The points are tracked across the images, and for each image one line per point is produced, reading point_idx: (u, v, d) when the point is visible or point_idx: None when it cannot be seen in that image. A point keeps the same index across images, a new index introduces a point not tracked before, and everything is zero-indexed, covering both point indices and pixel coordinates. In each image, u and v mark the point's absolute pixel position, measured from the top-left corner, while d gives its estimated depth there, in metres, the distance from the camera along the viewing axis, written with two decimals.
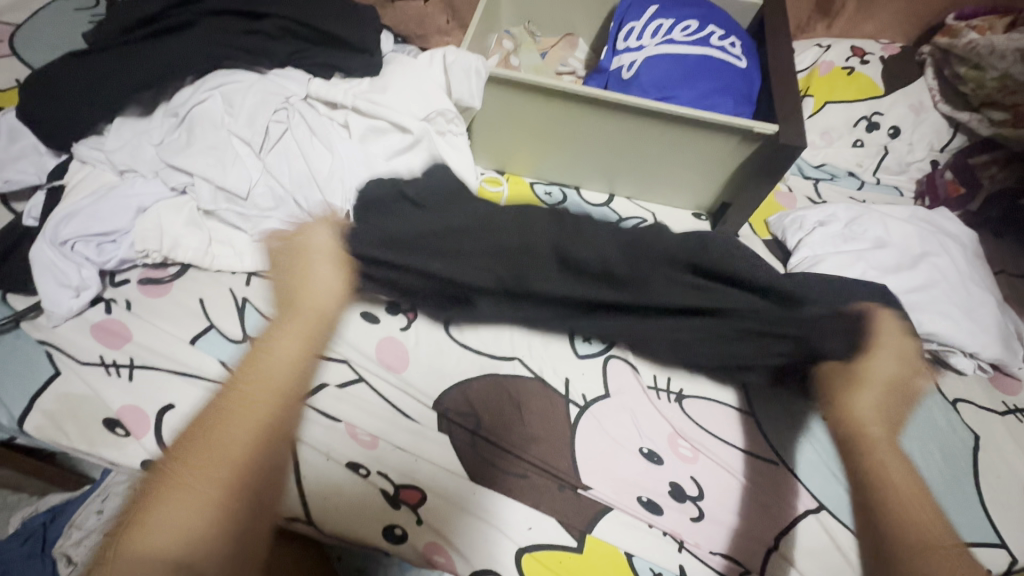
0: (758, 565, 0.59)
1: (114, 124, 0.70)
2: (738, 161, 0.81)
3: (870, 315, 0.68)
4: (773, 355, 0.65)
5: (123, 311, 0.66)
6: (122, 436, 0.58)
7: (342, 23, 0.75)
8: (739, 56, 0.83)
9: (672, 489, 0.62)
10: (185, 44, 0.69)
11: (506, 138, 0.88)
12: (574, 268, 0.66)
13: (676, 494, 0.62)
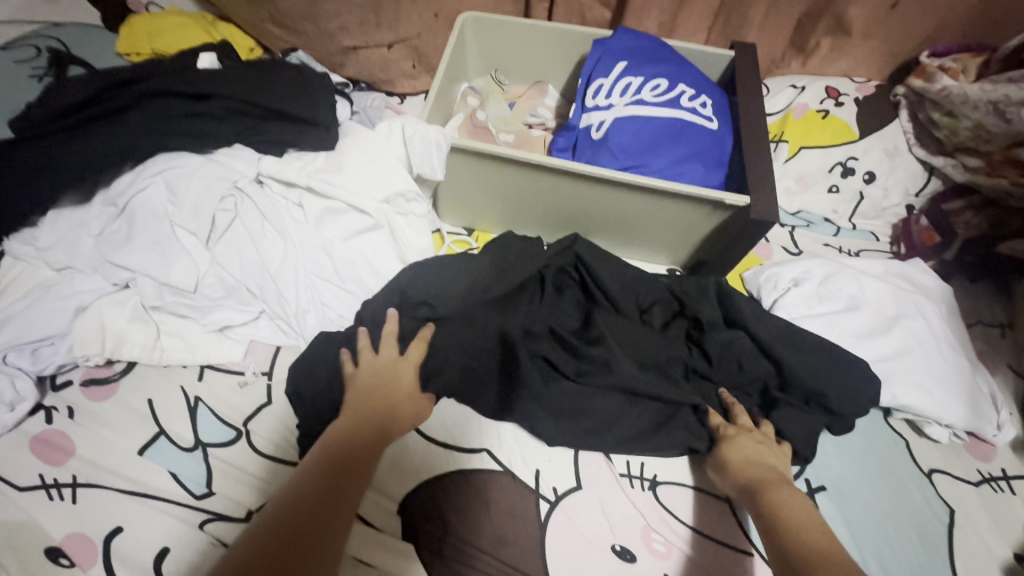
0: None
1: (49, 217, 0.66)
2: (710, 226, 0.79)
3: (837, 385, 0.69)
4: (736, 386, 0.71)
5: (65, 421, 0.62)
6: (67, 566, 0.55)
7: (293, 98, 0.71)
8: (710, 117, 0.80)
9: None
10: (124, 133, 0.65)
11: (474, 200, 0.85)
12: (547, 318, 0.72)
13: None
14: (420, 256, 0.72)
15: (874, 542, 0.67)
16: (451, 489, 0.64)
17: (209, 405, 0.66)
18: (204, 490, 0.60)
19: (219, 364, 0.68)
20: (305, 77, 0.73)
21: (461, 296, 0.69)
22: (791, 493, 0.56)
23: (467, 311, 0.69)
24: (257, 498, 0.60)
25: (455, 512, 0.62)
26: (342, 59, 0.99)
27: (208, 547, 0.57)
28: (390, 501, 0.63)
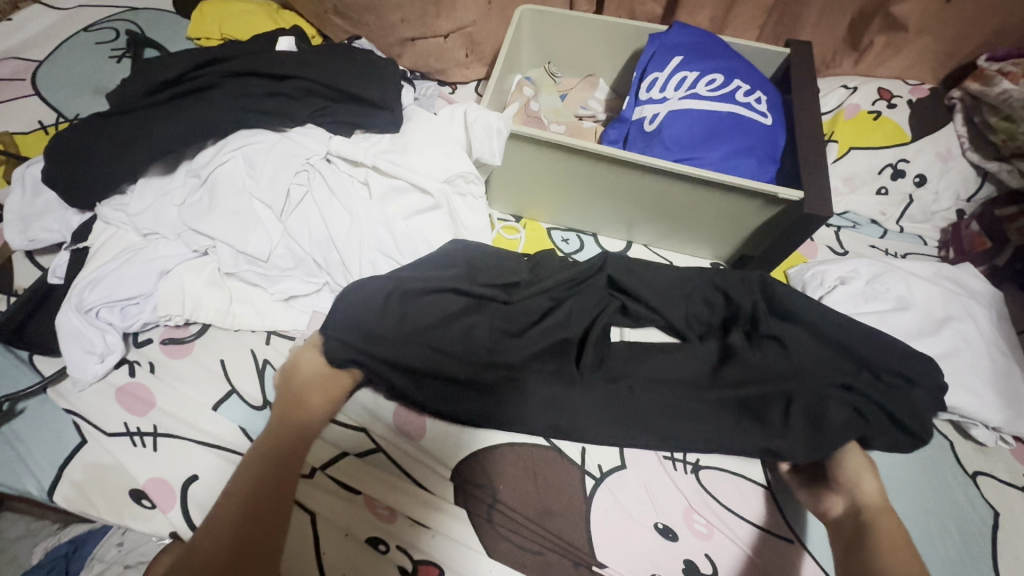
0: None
1: (138, 185, 0.70)
2: (759, 221, 0.81)
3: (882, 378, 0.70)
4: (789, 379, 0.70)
5: (146, 375, 0.67)
6: (149, 507, 0.60)
7: (362, 81, 0.74)
8: (764, 113, 0.81)
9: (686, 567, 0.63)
10: (209, 108, 0.69)
11: (527, 188, 0.88)
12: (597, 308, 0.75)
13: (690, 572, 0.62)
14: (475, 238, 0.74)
15: (915, 537, 0.67)
16: (503, 461, 0.66)
17: (276, 368, 0.70)
18: None
19: (286, 330, 0.72)
20: (373, 62, 0.77)
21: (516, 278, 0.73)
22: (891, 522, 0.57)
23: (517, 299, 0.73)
24: (323, 458, 0.65)
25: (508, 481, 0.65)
26: (400, 49, 1.03)
27: None
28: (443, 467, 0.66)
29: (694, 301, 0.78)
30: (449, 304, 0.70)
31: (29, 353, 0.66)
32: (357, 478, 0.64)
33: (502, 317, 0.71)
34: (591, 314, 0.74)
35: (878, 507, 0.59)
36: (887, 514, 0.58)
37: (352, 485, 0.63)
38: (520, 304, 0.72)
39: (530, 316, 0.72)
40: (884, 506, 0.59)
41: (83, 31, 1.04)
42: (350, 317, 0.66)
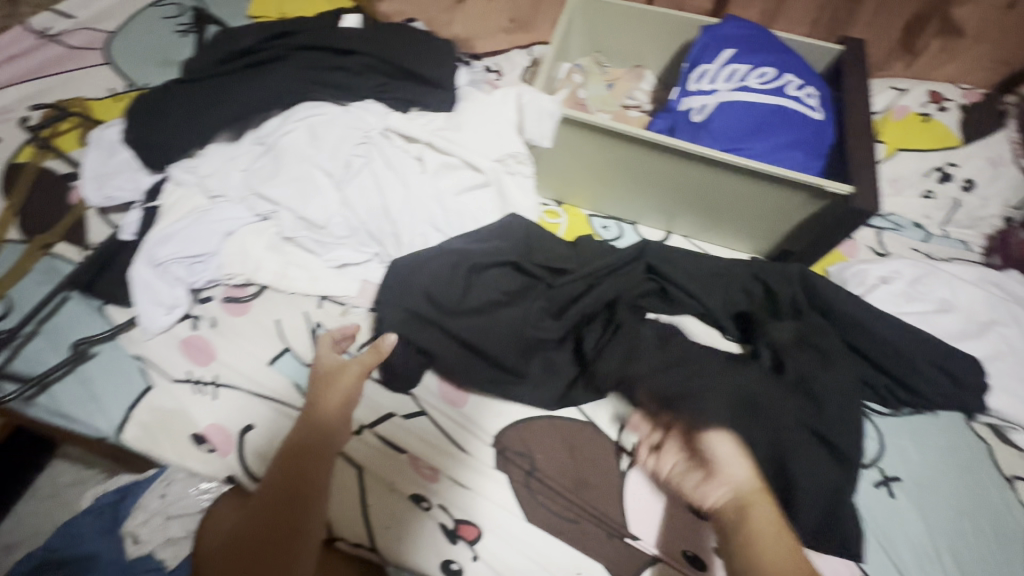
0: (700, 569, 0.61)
1: (207, 149, 0.73)
2: (803, 215, 0.81)
3: (915, 368, 0.73)
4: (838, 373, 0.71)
5: (208, 330, 0.70)
6: (208, 451, 0.64)
7: (422, 60, 0.77)
8: (814, 107, 0.81)
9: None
10: (279, 78, 0.73)
11: (571, 171, 0.90)
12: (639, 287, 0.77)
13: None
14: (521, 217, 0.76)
15: (948, 534, 0.67)
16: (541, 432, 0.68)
17: (328, 330, 0.73)
18: None
19: (336, 296, 0.75)
20: (432, 42, 0.79)
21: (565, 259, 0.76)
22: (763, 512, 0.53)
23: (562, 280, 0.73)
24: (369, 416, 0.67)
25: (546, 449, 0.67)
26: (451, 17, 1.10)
27: None
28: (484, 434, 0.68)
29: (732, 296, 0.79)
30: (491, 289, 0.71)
31: (101, 302, 0.70)
32: (402, 439, 0.66)
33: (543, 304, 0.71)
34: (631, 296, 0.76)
35: (756, 492, 0.55)
36: (763, 502, 0.54)
37: (397, 444, 0.66)
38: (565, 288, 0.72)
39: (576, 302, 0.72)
40: (759, 491, 0.55)
41: (150, 6, 1.09)
42: (409, 284, 0.70)
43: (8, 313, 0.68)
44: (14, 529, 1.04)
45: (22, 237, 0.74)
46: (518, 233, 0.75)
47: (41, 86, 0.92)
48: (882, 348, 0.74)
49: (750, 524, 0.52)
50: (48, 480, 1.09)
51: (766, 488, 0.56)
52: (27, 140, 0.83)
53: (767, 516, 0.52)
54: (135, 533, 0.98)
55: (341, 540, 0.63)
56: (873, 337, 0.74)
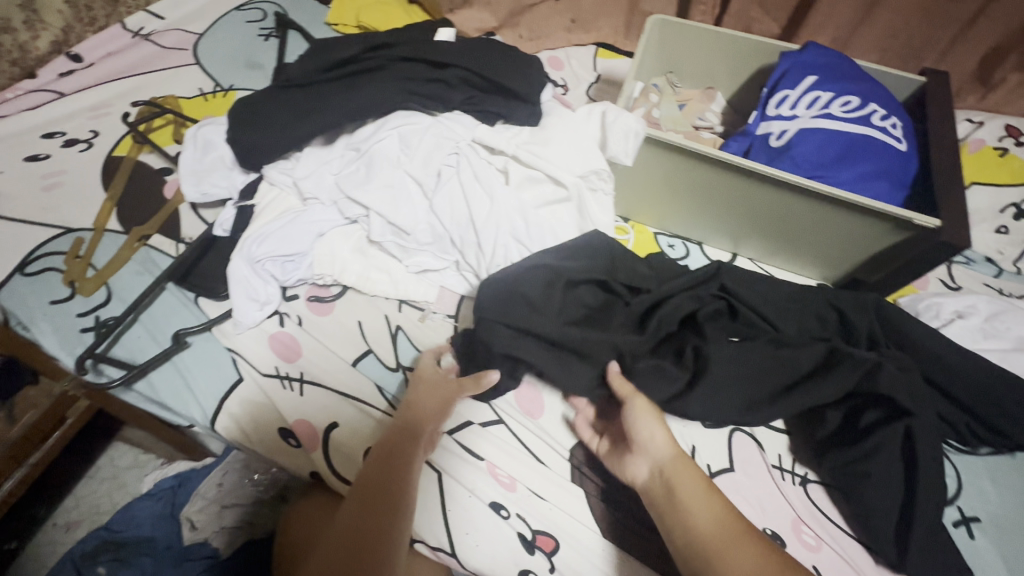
0: None
1: (303, 153, 0.77)
2: (884, 244, 0.80)
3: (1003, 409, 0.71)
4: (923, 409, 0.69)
5: (295, 327, 0.72)
6: (296, 446, 0.67)
7: (512, 74, 0.78)
8: (899, 138, 0.81)
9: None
10: (377, 86, 0.74)
11: (644, 189, 0.91)
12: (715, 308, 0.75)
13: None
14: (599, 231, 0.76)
15: None
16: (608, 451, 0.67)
17: (408, 334, 0.74)
18: None
19: (416, 301, 0.76)
20: (521, 58, 0.81)
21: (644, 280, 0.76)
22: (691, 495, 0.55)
23: (638, 299, 0.73)
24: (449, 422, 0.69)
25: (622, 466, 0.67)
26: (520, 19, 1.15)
27: None
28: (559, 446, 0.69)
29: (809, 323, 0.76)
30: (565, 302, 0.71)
31: (194, 294, 0.72)
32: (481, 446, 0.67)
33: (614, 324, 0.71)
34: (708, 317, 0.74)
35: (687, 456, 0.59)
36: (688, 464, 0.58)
37: (476, 451, 0.67)
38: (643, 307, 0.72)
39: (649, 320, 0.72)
40: (681, 465, 0.58)
41: (234, 10, 1.12)
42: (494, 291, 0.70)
43: (108, 300, 0.71)
44: (76, 507, 1.08)
45: (120, 227, 0.77)
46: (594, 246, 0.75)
47: (137, 83, 0.96)
48: (968, 385, 0.72)
49: (679, 489, 0.56)
50: (107, 462, 1.12)
51: (688, 460, 0.59)
52: (126, 134, 0.87)
53: (693, 483, 0.56)
54: (192, 520, 0.99)
55: (420, 543, 0.64)
56: (959, 372, 0.73)
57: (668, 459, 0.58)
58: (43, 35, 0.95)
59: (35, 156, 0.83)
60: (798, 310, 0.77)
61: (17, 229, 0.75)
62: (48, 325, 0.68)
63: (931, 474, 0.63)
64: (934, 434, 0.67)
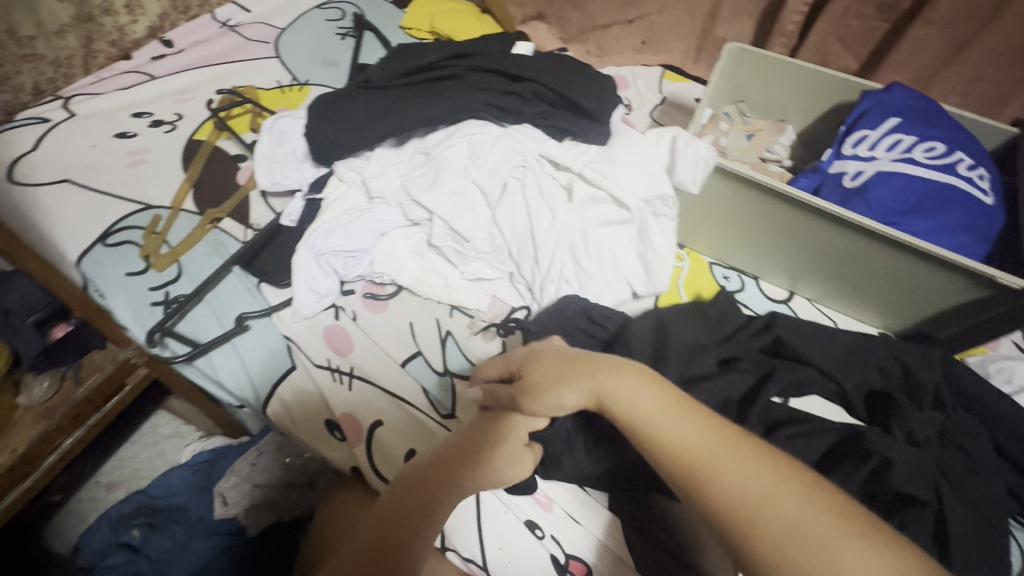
0: None
1: (374, 152, 0.78)
2: (957, 300, 0.77)
3: None
4: (993, 480, 0.64)
5: (349, 322, 0.73)
6: (341, 439, 0.69)
7: (585, 93, 0.78)
8: (986, 191, 0.77)
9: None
10: (453, 96, 0.76)
11: (703, 218, 0.89)
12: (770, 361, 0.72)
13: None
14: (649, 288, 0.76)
15: None
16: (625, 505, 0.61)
17: (456, 341, 0.73)
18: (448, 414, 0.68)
19: (468, 308, 0.75)
20: (597, 77, 0.81)
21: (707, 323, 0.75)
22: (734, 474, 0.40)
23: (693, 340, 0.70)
24: None
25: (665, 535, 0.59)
26: (590, 35, 1.15)
27: None
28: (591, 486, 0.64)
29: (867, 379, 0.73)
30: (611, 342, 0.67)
31: (257, 280, 0.75)
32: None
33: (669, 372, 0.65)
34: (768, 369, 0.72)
35: (676, 404, 0.46)
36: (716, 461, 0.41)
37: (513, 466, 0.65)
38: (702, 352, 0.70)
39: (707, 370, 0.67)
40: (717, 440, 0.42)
41: (315, 8, 1.16)
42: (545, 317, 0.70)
43: (179, 278, 0.74)
44: (118, 468, 1.12)
45: (195, 208, 0.81)
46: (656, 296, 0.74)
47: (221, 72, 1.00)
48: None
49: (714, 491, 0.40)
50: (151, 429, 1.17)
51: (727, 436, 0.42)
52: (207, 120, 0.91)
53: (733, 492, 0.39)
54: (224, 495, 1.00)
55: (451, 552, 0.65)
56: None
57: (677, 452, 0.42)
58: (141, 20, 1.00)
59: (123, 134, 0.88)
60: (859, 360, 0.74)
61: (102, 201, 0.79)
62: (122, 297, 0.72)
63: (994, 551, 0.59)
64: (1002, 509, 0.63)
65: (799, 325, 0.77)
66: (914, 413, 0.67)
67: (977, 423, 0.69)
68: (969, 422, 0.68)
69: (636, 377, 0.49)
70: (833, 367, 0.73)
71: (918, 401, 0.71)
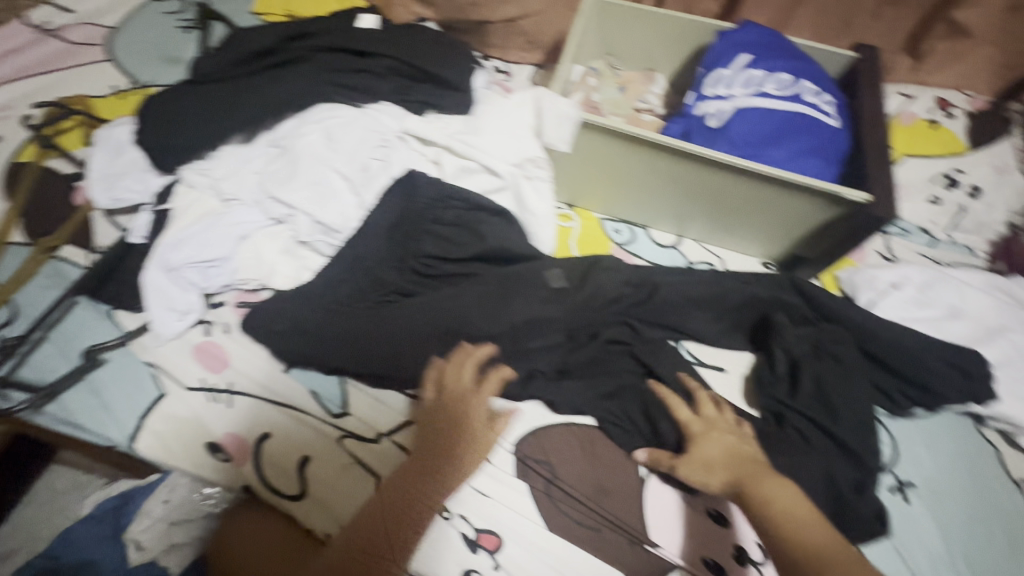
0: None
1: (218, 151, 0.72)
2: (817, 221, 0.81)
3: (929, 368, 0.73)
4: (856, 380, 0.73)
5: (222, 335, 0.69)
6: (223, 460, 0.63)
7: (442, 64, 0.77)
8: (831, 114, 0.82)
9: (710, 566, 0.63)
10: (295, 81, 0.72)
11: (585, 173, 0.89)
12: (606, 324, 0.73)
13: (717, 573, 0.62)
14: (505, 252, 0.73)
15: (962, 537, 0.68)
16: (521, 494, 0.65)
17: None
18: (340, 410, 0.66)
19: None
20: (451, 45, 0.79)
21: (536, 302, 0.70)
22: (814, 525, 0.53)
23: (531, 325, 0.70)
24: (364, 452, 0.64)
25: (561, 481, 0.66)
26: None
27: (345, 463, 0.64)
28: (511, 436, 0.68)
29: (745, 310, 0.78)
30: (513, 278, 0.71)
31: (107, 306, 0.68)
32: None
33: (573, 303, 0.72)
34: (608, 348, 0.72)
35: (762, 477, 0.58)
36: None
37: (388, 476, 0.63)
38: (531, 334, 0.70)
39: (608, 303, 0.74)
40: (776, 512, 0.55)
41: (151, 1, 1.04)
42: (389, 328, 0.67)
43: (14, 319, 0.66)
44: (12, 536, 1.02)
45: (27, 239, 0.72)
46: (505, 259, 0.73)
47: (43, 84, 0.89)
48: (906, 352, 0.74)
49: (773, 513, 0.55)
50: (46, 486, 1.07)
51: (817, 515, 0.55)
52: (30, 140, 0.81)
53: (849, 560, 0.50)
54: (137, 541, 0.93)
55: None
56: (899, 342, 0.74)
57: (778, 519, 0.54)
58: None
59: None
60: (738, 293, 0.78)
61: None
62: None
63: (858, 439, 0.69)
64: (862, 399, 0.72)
65: (665, 279, 0.76)
66: (791, 332, 0.75)
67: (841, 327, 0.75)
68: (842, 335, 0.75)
69: (784, 485, 0.57)
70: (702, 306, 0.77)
71: (794, 319, 0.77)
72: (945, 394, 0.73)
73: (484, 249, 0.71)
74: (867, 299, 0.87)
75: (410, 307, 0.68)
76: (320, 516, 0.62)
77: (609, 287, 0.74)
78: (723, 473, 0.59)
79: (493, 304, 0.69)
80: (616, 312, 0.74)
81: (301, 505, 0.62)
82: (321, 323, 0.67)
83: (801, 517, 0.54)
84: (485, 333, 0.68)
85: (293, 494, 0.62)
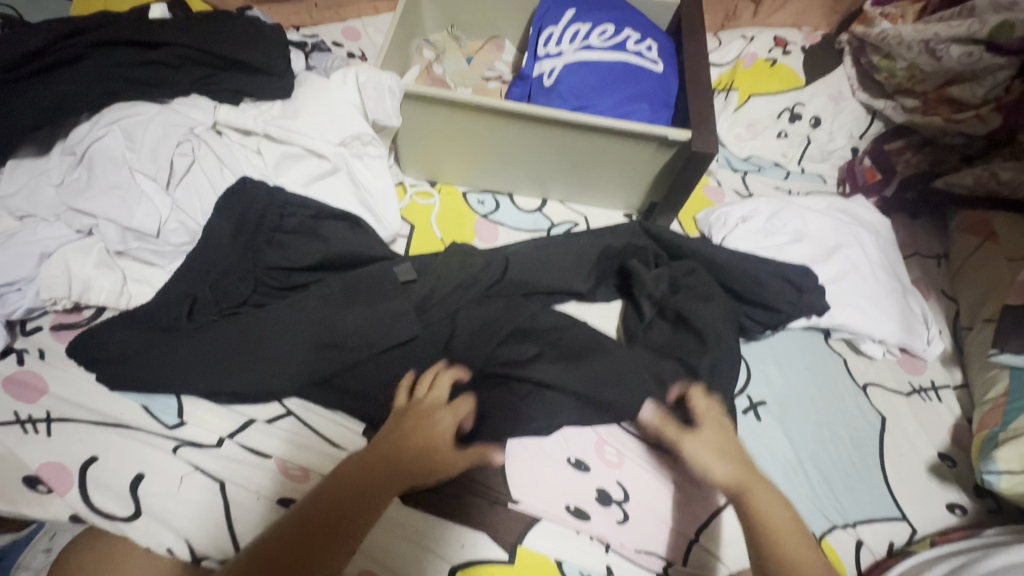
0: (516, 537, 0.62)
1: (8, 167, 0.68)
2: (658, 165, 0.84)
3: (770, 291, 0.75)
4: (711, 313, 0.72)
5: (37, 362, 0.64)
6: (45, 492, 0.58)
7: (247, 49, 0.73)
8: (655, 60, 0.84)
9: (572, 512, 0.64)
10: (75, 81, 0.67)
11: (432, 148, 0.88)
12: (465, 304, 0.71)
13: (578, 517, 0.63)
14: (341, 229, 0.72)
15: (810, 446, 0.72)
16: None
17: None
18: (177, 421, 0.63)
19: None
20: (258, 28, 0.76)
21: (382, 283, 0.70)
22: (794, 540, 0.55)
23: (380, 307, 0.68)
24: (206, 459, 0.61)
25: None
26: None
27: (184, 472, 0.60)
28: (365, 429, 0.67)
29: (602, 261, 0.79)
30: (358, 278, 0.70)
31: None
32: None
33: (424, 283, 0.71)
34: (469, 320, 0.71)
35: (750, 476, 0.61)
36: None
37: (231, 480, 0.61)
38: (379, 318, 0.67)
39: (459, 287, 0.72)
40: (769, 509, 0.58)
41: None
42: (216, 328, 0.64)
43: None
44: None
45: None
46: (348, 244, 0.71)
47: None
48: (750, 279, 0.76)
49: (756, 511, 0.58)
50: None
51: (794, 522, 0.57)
52: None
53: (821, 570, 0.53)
54: None
55: (207, 560, 0.57)
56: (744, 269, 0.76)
57: (759, 517, 0.57)
58: None
59: None
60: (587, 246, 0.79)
61: None
62: None
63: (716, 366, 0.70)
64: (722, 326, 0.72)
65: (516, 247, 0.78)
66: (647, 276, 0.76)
67: (709, 279, 0.76)
68: (692, 271, 0.76)
69: (764, 486, 0.60)
70: (555, 262, 0.76)
71: (647, 263, 0.79)
72: (789, 313, 0.76)
73: (324, 251, 0.69)
74: (719, 236, 0.90)
75: (245, 320, 0.65)
76: (154, 532, 0.57)
77: (466, 265, 0.73)
78: (719, 468, 0.62)
79: (332, 304, 0.67)
80: (479, 290, 0.72)
81: (136, 525, 0.57)
82: (140, 333, 0.63)
83: (784, 529, 0.56)
84: (324, 320, 0.66)
85: (126, 515, 0.57)
